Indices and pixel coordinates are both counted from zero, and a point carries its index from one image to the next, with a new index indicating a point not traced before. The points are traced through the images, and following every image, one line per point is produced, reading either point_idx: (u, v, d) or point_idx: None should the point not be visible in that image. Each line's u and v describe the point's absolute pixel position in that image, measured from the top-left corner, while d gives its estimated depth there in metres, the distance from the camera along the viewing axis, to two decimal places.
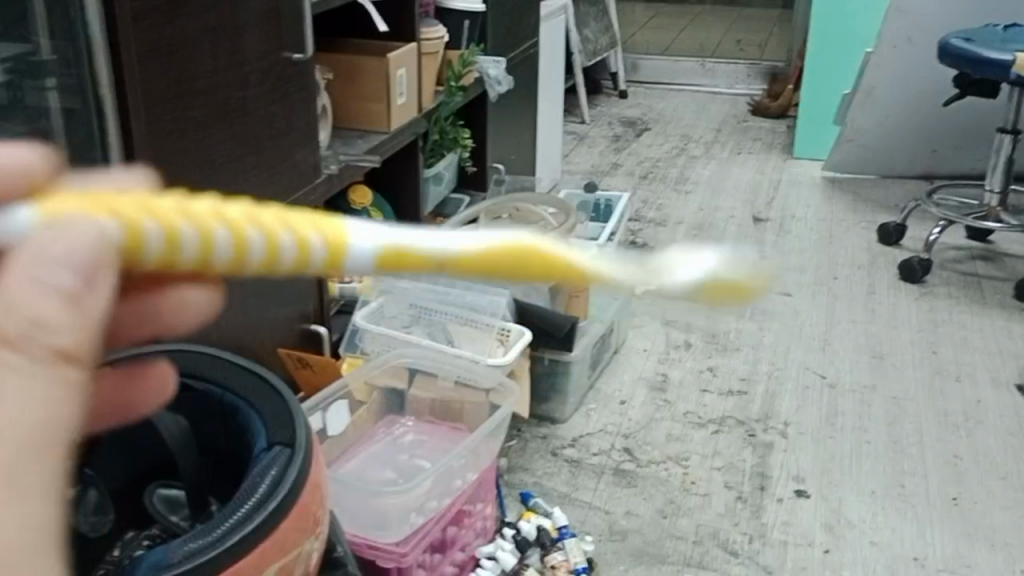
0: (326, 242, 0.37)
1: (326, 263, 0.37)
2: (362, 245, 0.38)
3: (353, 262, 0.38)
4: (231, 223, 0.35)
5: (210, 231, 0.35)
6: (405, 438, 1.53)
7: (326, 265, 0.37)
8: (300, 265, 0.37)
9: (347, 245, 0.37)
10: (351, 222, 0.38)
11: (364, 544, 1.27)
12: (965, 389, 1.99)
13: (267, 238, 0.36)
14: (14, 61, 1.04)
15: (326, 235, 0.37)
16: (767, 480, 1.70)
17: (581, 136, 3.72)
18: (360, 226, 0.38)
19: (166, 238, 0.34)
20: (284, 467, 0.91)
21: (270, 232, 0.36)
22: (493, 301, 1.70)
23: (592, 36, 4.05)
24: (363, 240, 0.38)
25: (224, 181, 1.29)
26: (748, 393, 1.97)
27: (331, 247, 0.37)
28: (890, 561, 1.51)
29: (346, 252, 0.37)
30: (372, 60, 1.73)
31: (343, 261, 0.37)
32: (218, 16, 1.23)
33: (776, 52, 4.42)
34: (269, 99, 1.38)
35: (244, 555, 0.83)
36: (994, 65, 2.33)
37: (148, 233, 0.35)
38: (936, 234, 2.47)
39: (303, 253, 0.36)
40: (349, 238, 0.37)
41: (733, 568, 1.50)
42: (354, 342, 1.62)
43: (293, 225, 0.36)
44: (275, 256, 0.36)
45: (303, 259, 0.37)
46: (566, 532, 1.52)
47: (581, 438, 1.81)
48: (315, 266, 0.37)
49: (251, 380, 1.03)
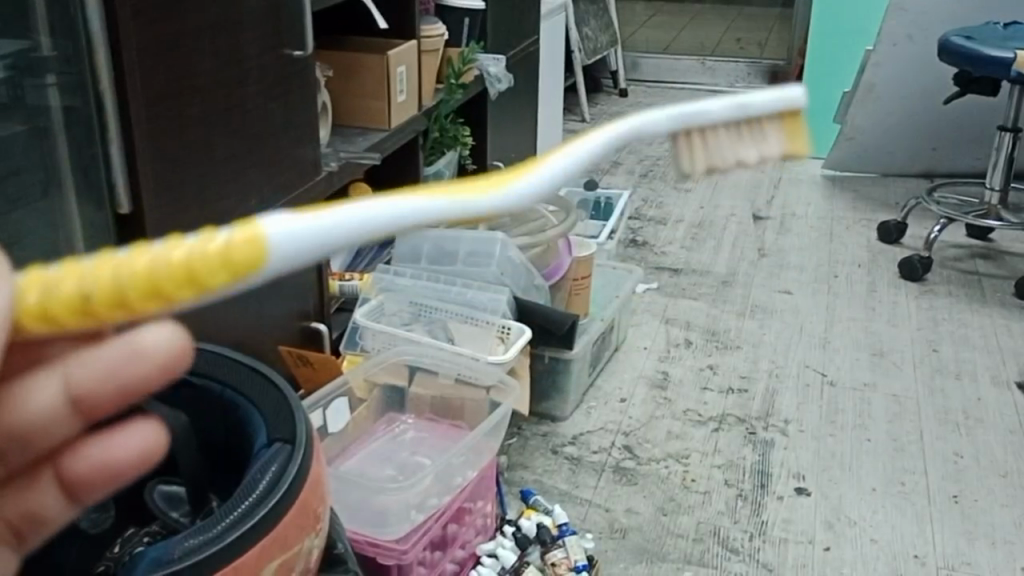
0: (233, 228, 0.35)
1: (247, 267, 0.35)
2: (276, 223, 0.36)
3: (274, 239, 0.36)
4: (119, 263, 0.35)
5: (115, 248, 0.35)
6: (406, 435, 1.53)
7: (239, 245, 0.35)
8: (210, 251, 0.34)
9: (256, 227, 0.36)
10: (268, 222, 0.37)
11: (365, 541, 1.27)
12: (965, 387, 1.99)
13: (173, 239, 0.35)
14: (14, 58, 1.03)
15: (227, 242, 0.35)
16: (767, 478, 1.70)
17: (581, 134, 3.72)
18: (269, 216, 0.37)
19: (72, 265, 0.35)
20: (285, 463, 0.91)
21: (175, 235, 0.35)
22: (493, 299, 1.69)
23: (592, 35, 4.04)
24: (279, 232, 0.36)
25: (225, 178, 1.29)
26: (748, 391, 1.96)
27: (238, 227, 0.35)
28: (891, 558, 1.51)
29: (259, 233, 0.36)
30: (372, 57, 1.73)
31: (259, 239, 0.35)
32: (219, 13, 1.23)
33: (776, 51, 4.42)
34: (269, 96, 1.38)
35: (247, 550, 0.84)
36: (995, 63, 2.33)
37: (53, 271, 0.35)
38: (936, 233, 2.47)
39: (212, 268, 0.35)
40: (259, 234, 0.36)
41: (733, 565, 1.50)
42: (354, 340, 1.63)
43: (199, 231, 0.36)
44: (180, 243, 0.34)
45: (208, 239, 0.34)
46: (566, 529, 1.49)
47: (582, 435, 1.81)
48: (229, 248, 0.34)
49: (252, 377, 1.03)
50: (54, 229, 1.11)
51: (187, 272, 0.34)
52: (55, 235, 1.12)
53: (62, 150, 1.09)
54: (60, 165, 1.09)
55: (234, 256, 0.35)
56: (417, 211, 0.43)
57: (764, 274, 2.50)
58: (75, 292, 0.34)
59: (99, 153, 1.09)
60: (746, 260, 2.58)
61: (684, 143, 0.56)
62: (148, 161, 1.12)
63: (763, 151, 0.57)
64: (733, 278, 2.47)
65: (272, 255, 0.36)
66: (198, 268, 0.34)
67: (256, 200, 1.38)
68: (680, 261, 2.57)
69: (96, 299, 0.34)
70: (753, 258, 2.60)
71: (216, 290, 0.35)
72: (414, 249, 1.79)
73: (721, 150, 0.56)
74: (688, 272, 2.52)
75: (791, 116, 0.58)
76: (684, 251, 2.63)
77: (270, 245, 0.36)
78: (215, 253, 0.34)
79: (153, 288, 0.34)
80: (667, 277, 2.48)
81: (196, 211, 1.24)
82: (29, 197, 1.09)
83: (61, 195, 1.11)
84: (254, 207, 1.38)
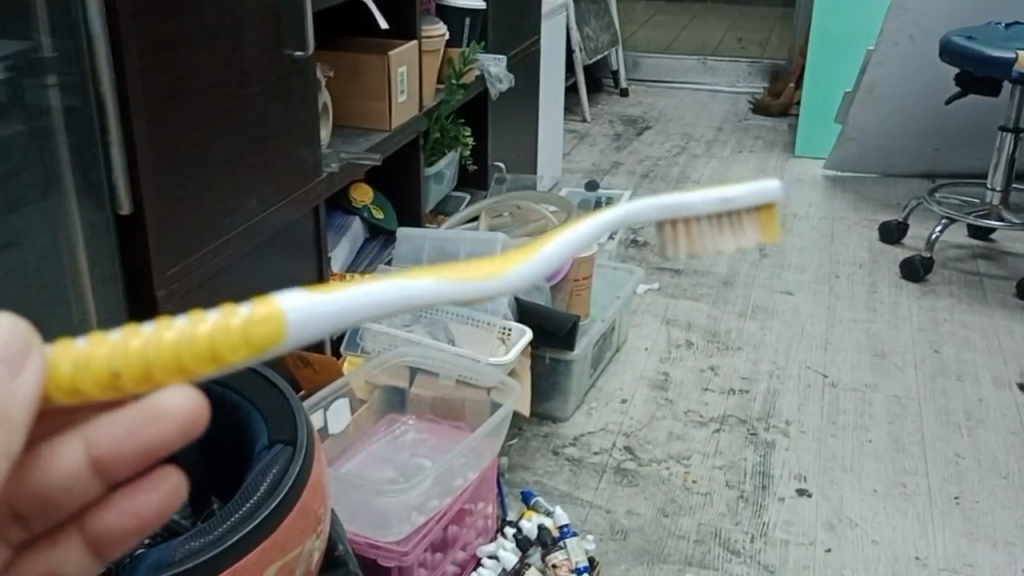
0: (252, 305, 0.39)
1: (267, 344, 0.39)
2: (292, 299, 0.40)
3: (291, 315, 0.40)
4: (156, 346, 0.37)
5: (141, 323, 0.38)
6: (406, 437, 1.53)
7: (259, 323, 0.39)
8: (232, 330, 0.38)
9: (273, 305, 0.39)
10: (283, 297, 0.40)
11: (365, 543, 1.27)
12: (966, 388, 1.99)
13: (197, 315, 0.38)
14: (14, 58, 1.01)
15: (256, 323, 0.39)
16: (768, 479, 1.69)
17: (581, 134, 3.72)
18: (284, 291, 0.41)
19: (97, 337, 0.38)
20: (287, 465, 0.90)
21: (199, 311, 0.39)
22: (493, 300, 1.70)
23: (593, 35, 4.04)
24: (299, 309, 0.40)
25: (225, 179, 1.29)
26: (749, 392, 1.96)
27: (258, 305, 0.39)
28: (892, 560, 1.51)
29: (276, 310, 0.39)
30: (372, 57, 1.72)
31: (277, 316, 0.39)
32: (219, 13, 1.23)
33: (777, 51, 4.42)
34: (269, 97, 1.38)
35: (248, 552, 0.83)
36: (995, 63, 2.32)
37: (76, 342, 0.38)
38: (937, 233, 2.46)
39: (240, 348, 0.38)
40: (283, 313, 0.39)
41: (734, 567, 1.49)
42: (354, 342, 1.62)
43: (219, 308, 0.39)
44: (205, 321, 0.38)
45: (232, 318, 0.38)
46: (568, 531, 1.50)
47: (582, 436, 1.80)
48: (250, 325, 0.38)
49: (253, 379, 1.03)
50: (54, 231, 1.10)
51: (211, 348, 0.38)
52: (55, 236, 1.10)
53: (63, 151, 1.07)
54: (60, 166, 1.08)
55: (253, 335, 0.38)
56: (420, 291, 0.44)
57: (765, 274, 2.50)
58: (100, 366, 0.37)
59: (99, 154, 1.09)
60: (747, 260, 2.58)
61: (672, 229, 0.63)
62: (148, 162, 1.12)
63: (737, 242, 0.63)
64: (734, 279, 2.47)
65: (290, 331, 0.39)
66: (219, 345, 0.38)
67: (256, 201, 1.38)
68: (680, 262, 2.57)
69: (123, 374, 0.37)
70: (754, 258, 2.60)
71: (235, 362, 0.39)
72: (415, 251, 1.77)
73: (705, 242, 0.62)
74: (689, 272, 2.51)
75: (767, 212, 0.64)
76: None
77: (287, 324, 0.39)
78: (238, 333, 0.38)
79: (178, 363, 0.37)
80: (668, 278, 2.48)
81: (197, 213, 1.24)
82: (28, 199, 1.06)
83: (60, 199, 1.09)
84: (254, 208, 1.37)
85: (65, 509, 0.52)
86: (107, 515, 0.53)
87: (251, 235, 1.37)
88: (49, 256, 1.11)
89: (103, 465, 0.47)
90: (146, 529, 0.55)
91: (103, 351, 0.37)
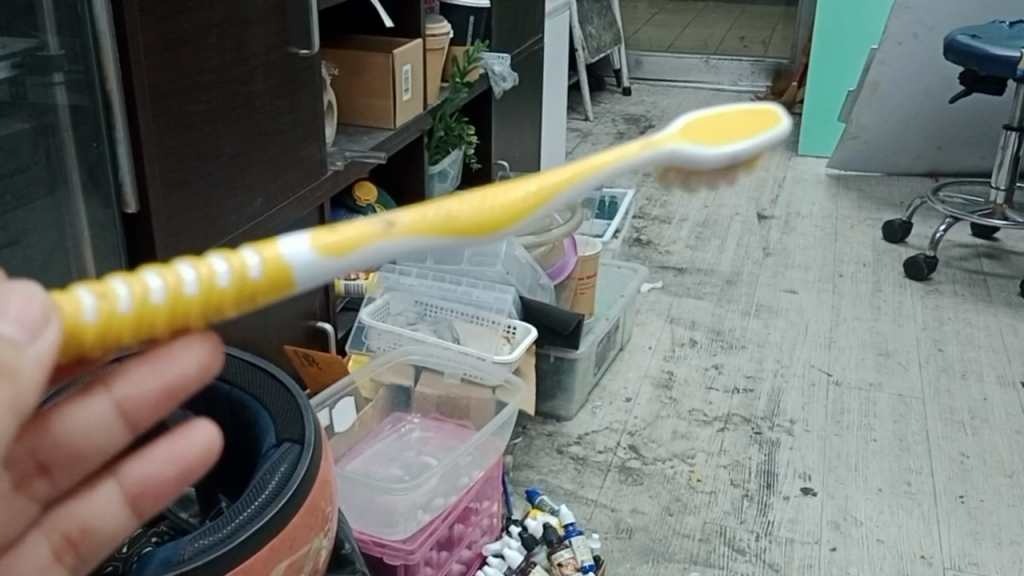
0: (257, 258, 0.42)
1: (267, 294, 0.43)
2: (294, 250, 0.43)
3: (297, 268, 0.43)
4: (166, 314, 0.41)
5: (145, 279, 0.41)
6: (411, 435, 1.53)
7: (265, 281, 0.42)
8: (243, 286, 0.42)
9: (278, 256, 0.43)
10: (290, 246, 0.43)
11: (371, 541, 1.27)
12: (971, 387, 1.98)
13: (204, 270, 0.41)
14: (21, 56, 1.01)
15: (266, 283, 0.42)
16: (773, 478, 1.69)
17: (584, 132, 3.73)
18: (286, 236, 0.43)
19: (101, 302, 0.40)
20: (294, 462, 0.90)
21: (204, 264, 0.42)
22: (499, 298, 1.69)
23: (596, 33, 4.04)
24: (303, 268, 0.43)
25: (229, 176, 1.28)
26: (754, 391, 1.96)
27: (264, 261, 0.42)
28: (897, 558, 1.51)
29: (282, 265, 0.43)
30: (375, 55, 1.72)
31: (285, 270, 0.43)
32: (224, 10, 1.22)
33: (779, 49, 4.42)
34: (275, 94, 1.37)
35: (258, 549, 0.83)
36: (999, 61, 2.32)
37: (82, 304, 0.40)
38: (942, 231, 2.45)
39: (240, 302, 0.42)
40: (290, 273, 0.43)
41: (740, 565, 1.49)
42: (359, 340, 1.63)
43: (222, 255, 0.42)
44: (215, 281, 0.41)
45: (241, 277, 0.42)
46: (573, 529, 1.48)
47: (587, 435, 1.80)
48: (256, 283, 0.42)
49: (258, 377, 1.02)
50: (60, 228, 1.10)
51: (223, 302, 0.42)
52: (63, 234, 1.11)
53: (69, 149, 1.07)
54: (67, 162, 1.08)
55: (261, 289, 0.42)
56: (374, 250, 0.44)
57: (768, 273, 2.50)
58: (114, 325, 0.40)
59: (105, 151, 1.08)
60: (751, 259, 2.58)
61: (663, 174, 0.52)
62: (155, 159, 1.12)
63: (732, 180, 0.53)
64: (738, 277, 2.47)
65: (294, 282, 0.43)
66: (221, 294, 0.42)
67: (262, 199, 1.38)
68: (684, 260, 2.58)
69: (127, 337, 0.41)
70: (758, 257, 2.60)
71: (229, 314, 0.42)
72: None
73: (701, 188, 0.52)
74: (693, 271, 2.51)
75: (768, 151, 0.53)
76: (689, 250, 2.64)
77: (290, 272, 0.43)
78: (248, 287, 0.42)
79: (181, 317, 0.42)
80: (672, 277, 2.48)
81: (203, 210, 1.23)
82: (34, 196, 1.07)
83: (66, 196, 1.09)
84: (260, 205, 1.37)
85: (87, 461, 0.52)
86: (143, 464, 0.53)
87: (255, 234, 1.36)
88: (57, 253, 1.11)
89: (126, 411, 0.49)
90: (189, 479, 0.54)
91: (118, 329, 0.40)
